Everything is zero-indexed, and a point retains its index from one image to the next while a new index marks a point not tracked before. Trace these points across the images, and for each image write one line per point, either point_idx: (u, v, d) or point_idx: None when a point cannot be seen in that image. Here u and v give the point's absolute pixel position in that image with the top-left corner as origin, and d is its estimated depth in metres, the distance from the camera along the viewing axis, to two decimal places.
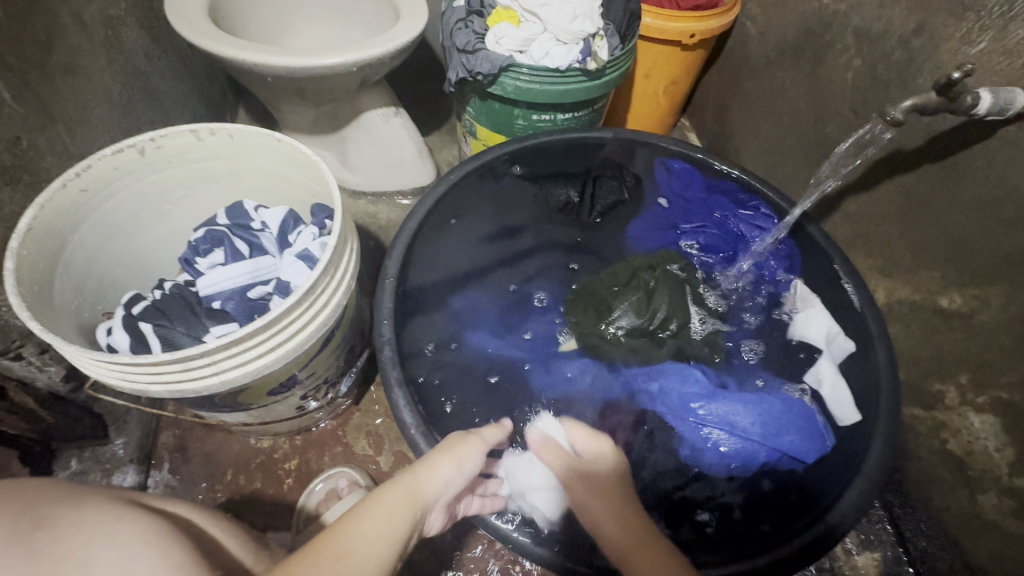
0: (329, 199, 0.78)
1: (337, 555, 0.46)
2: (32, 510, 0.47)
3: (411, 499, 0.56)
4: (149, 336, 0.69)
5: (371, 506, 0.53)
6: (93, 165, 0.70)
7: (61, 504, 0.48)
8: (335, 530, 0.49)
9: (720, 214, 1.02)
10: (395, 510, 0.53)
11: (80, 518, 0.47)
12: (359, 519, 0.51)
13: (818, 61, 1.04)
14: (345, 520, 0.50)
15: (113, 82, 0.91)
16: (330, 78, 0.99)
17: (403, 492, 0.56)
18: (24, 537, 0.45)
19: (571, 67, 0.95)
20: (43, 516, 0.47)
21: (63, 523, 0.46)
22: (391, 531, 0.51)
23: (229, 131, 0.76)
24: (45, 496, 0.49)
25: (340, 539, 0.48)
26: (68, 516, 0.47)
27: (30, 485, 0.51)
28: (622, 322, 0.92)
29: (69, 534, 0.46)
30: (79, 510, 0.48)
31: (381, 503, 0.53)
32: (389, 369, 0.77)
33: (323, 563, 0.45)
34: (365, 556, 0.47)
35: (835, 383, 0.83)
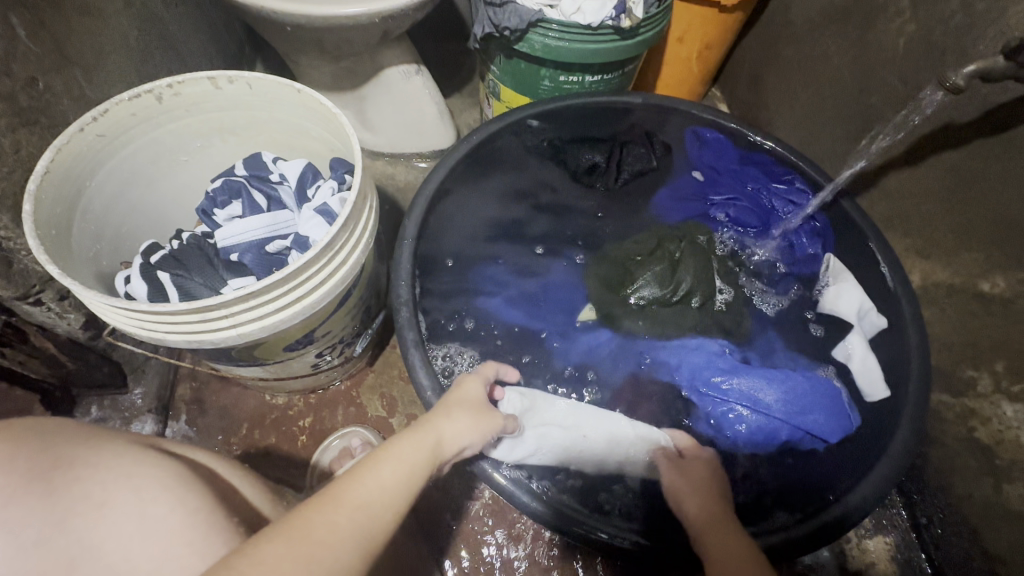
0: (349, 154, 0.75)
1: (357, 504, 0.44)
2: (50, 449, 0.47)
3: (430, 446, 0.53)
4: (167, 286, 0.69)
5: (389, 452, 0.50)
6: (111, 109, 0.68)
7: (79, 445, 0.48)
8: (350, 476, 0.46)
9: (751, 187, 0.99)
10: (415, 455, 0.51)
11: (97, 460, 0.47)
12: (378, 464, 0.48)
13: (867, 26, 0.97)
14: (362, 466, 0.48)
15: (129, 26, 0.88)
16: (352, 30, 0.96)
17: (423, 440, 0.53)
18: (41, 476, 0.45)
19: (604, 24, 0.90)
20: (61, 455, 0.47)
21: (82, 464, 0.47)
22: (410, 477, 0.49)
23: (248, 80, 0.74)
24: (59, 436, 0.49)
25: (354, 483, 0.46)
26: (85, 457, 0.47)
27: (46, 424, 0.50)
28: (644, 293, 0.89)
29: (87, 475, 0.46)
30: (97, 450, 0.48)
31: (400, 446, 0.51)
32: (406, 331, 0.76)
33: (340, 513, 0.43)
34: (383, 503, 0.46)
35: (866, 358, 0.81)
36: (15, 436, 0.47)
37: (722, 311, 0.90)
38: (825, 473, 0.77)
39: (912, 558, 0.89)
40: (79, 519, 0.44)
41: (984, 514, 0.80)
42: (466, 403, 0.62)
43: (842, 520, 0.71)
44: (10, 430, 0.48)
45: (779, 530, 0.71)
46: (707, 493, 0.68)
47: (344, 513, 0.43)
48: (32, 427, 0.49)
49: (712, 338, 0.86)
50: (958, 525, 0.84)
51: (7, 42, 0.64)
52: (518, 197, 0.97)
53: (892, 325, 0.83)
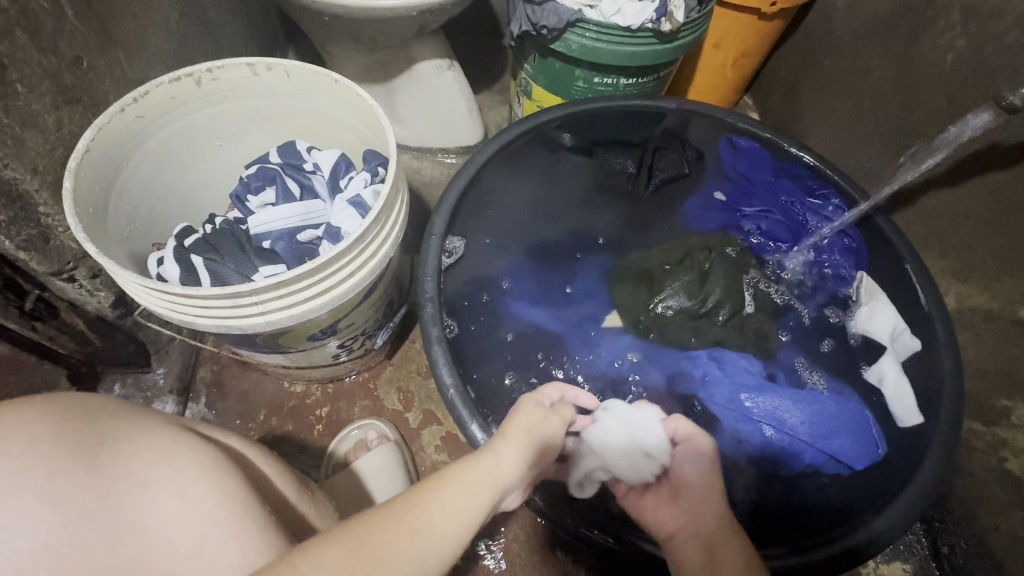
0: (383, 147, 0.75)
1: (416, 529, 0.44)
2: (95, 424, 0.47)
3: (496, 469, 0.54)
4: (199, 269, 0.68)
5: (453, 478, 0.50)
6: (150, 91, 0.68)
7: (124, 422, 0.48)
8: (414, 498, 0.47)
9: (786, 200, 0.97)
10: (478, 482, 0.52)
11: (140, 438, 0.47)
12: (441, 490, 0.49)
13: (912, 40, 0.95)
14: (426, 487, 0.48)
15: (171, 10, 0.89)
16: (389, 22, 0.96)
17: (488, 470, 0.53)
18: (88, 452, 0.45)
19: (643, 27, 0.89)
20: (106, 432, 0.47)
21: (126, 441, 0.47)
22: (474, 502, 0.50)
23: (286, 68, 0.74)
24: (102, 409, 0.49)
25: (412, 505, 0.46)
26: (128, 434, 0.47)
27: (85, 397, 0.50)
28: (670, 302, 0.88)
29: (132, 454, 0.46)
30: (138, 429, 0.48)
31: (468, 473, 0.52)
32: (430, 327, 0.75)
33: (403, 536, 0.43)
34: (443, 530, 0.45)
35: (899, 384, 0.80)
36: (57, 406, 0.47)
37: (748, 324, 0.88)
38: (843, 498, 0.75)
39: None
40: (123, 496, 0.44)
41: (1010, 548, 0.78)
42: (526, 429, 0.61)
43: (865, 546, 0.70)
44: (61, 400, 0.48)
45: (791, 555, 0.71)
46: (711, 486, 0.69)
47: (402, 533, 0.43)
48: (76, 399, 0.49)
49: (742, 355, 0.84)
50: (981, 557, 0.81)
51: (55, 21, 0.64)
52: (546, 198, 0.96)
53: (924, 348, 0.81)
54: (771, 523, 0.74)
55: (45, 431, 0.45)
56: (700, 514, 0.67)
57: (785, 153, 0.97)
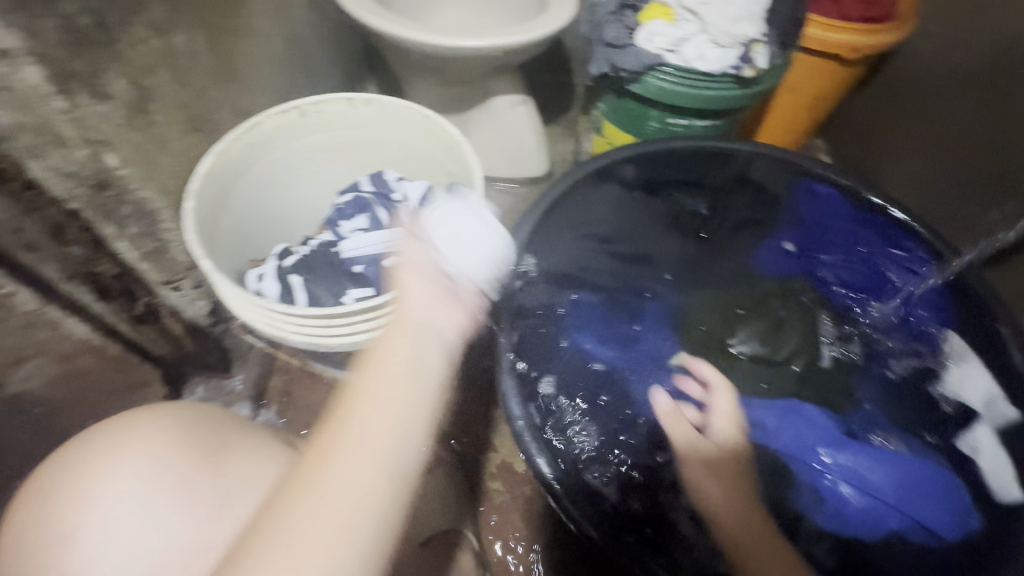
0: (465, 179, 0.80)
1: (352, 427, 0.43)
2: (215, 433, 0.56)
3: (399, 333, 0.50)
4: (296, 289, 0.73)
5: (364, 376, 0.46)
6: (262, 121, 0.76)
7: (235, 431, 0.58)
8: (346, 394, 0.45)
9: (864, 250, 0.91)
10: (376, 359, 0.47)
11: (247, 445, 0.57)
12: (348, 405, 0.44)
13: (1009, 92, 0.92)
14: (347, 393, 0.45)
15: (280, 46, 0.98)
16: (473, 60, 1.01)
17: (392, 330, 0.51)
18: (214, 455, 0.53)
19: (724, 74, 0.90)
20: (224, 439, 0.56)
21: (240, 451, 0.55)
22: (393, 384, 0.46)
23: (382, 103, 0.82)
24: (217, 423, 0.58)
25: (353, 407, 0.44)
26: (240, 442, 0.57)
27: (202, 412, 0.58)
28: (744, 347, 0.90)
29: (246, 457, 0.55)
30: (245, 436, 0.58)
31: (369, 374, 0.46)
32: (501, 357, 0.76)
33: (343, 435, 0.42)
34: (377, 426, 0.43)
35: (998, 456, 0.75)
36: (179, 418, 0.55)
37: (823, 377, 0.87)
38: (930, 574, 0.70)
39: None
40: (237, 501, 0.52)
41: None
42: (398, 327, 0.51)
43: None
44: (183, 414, 0.56)
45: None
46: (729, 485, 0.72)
47: (320, 470, 0.41)
48: (194, 413, 0.57)
49: (818, 408, 0.83)
50: None
51: (191, 58, 0.72)
52: (618, 237, 0.97)
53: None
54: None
55: (175, 439, 0.53)
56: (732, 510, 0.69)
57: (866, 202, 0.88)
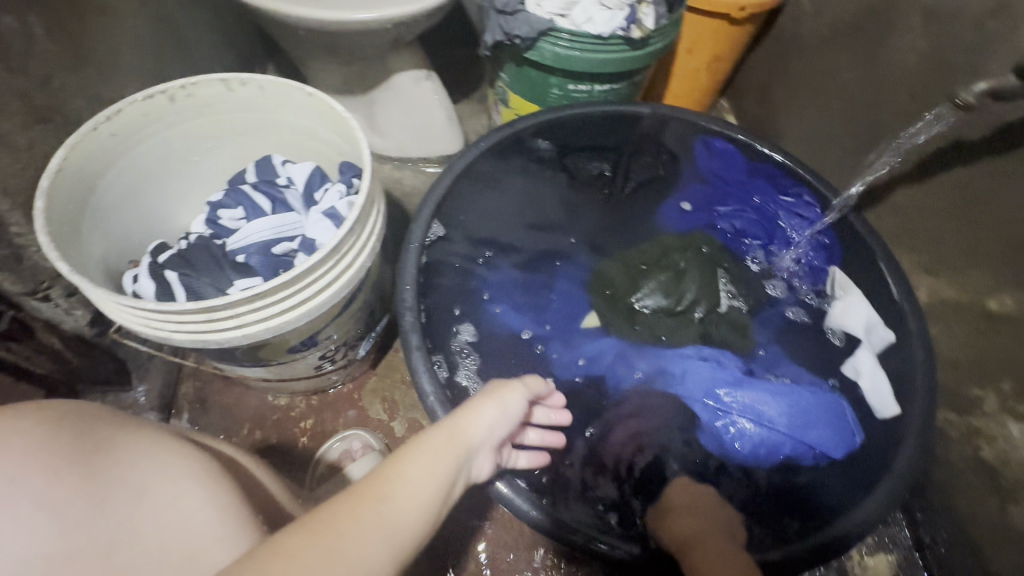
0: (357, 158, 0.76)
1: (380, 496, 0.44)
2: (93, 433, 0.51)
3: (449, 449, 0.52)
4: (173, 285, 0.68)
5: (415, 446, 0.50)
6: (124, 109, 0.69)
7: (122, 432, 0.53)
8: (382, 471, 0.46)
9: (758, 200, 0.99)
10: (435, 456, 0.50)
11: (131, 447, 0.51)
12: (405, 458, 0.48)
13: (878, 42, 0.97)
14: (390, 462, 0.48)
15: (145, 27, 0.90)
16: (363, 35, 0.97)
17: (445, 432, 0.53)
18: (86, 458, 0.49)
19: (614, 35, 0.91)
20: (102, 441, 0.51)
21: (123, 451, 0.51)
22: (436, 463, 0.49)
23: (260, 82, 0.75)
24: (100, 420, 0.53)
25: (404, 463, 0.47)
26: (126, 443, 0.52)
27: (83, 407, 0.54)
28: (647, 301, 0.92)
29: (126, 461, 0.50)
30: (134, 436, 0.53)
31: (422, 445, 0.51)
32: (409, 336, 0.75)
33: (368, 505, 0.43)
34: (408, 502, 0.44)
35: (874, 375, 0.82)
36: (55, 415, 0.50)
37: (725, 321, 0.91)
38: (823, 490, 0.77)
39: None
40: (116, 504, 0.48)
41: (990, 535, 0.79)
42: (483, 394, 0.61)
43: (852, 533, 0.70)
44: (60, 409, 0.52)
45: (791, 543, 0.71)
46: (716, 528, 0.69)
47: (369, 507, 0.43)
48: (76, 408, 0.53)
49: (719, 351, 0.87)
50: (962, 546, 0.83)
51: (23, 43, 0.65)
52: (526, 207, 0.98)
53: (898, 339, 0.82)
54: (762, 505, 0.76)
55: (46, 439, 0.48)
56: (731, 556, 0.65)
57: (756, 153, 0.96)
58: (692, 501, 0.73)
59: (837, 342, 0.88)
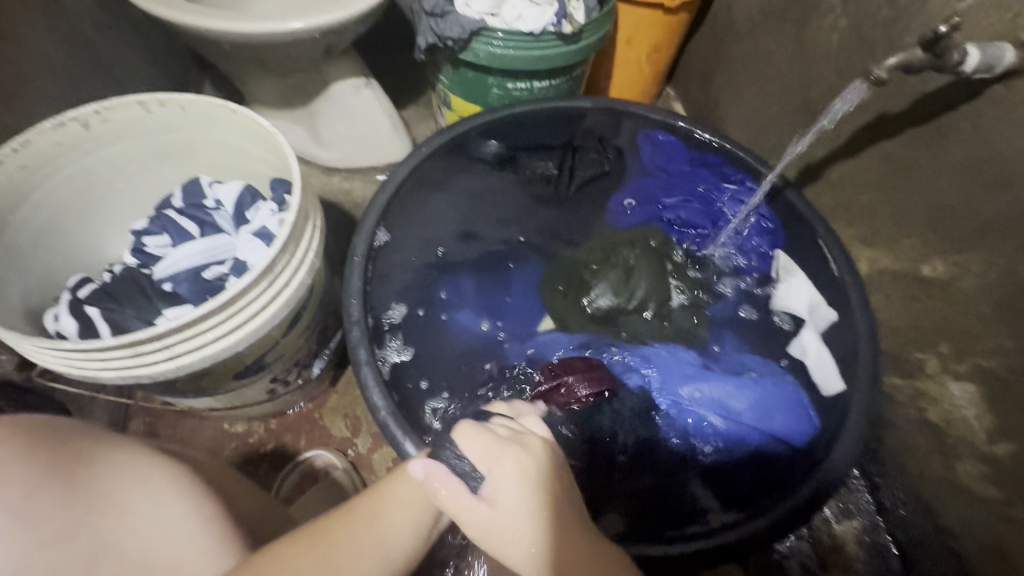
0: (289, 173, 0.74)
1: (491, 536, 0.49)
2: (70, 447, 0.51)
3: (420, 500, 0.55)
4: (98, 321, 0.65)
5: (386, 501, 0.55)
6: (31, 139, 0.65)
7: (98, 443, 0.53)
8: (366, 529, 0.52)
9: (703, 189, 1.00)
10: (409, 512, 0.55)
11: (115, 459, 0.52)
12: (380, 518, 0.54)
13: (803, 22, 0.99)
14: (375, 516, 0.53)
15: (57, 52, 0.85)
16: (292, 45, 0.94)
17: (414, 487, 0.55)
18: (64, 470, 0.49)
19: (545, 31, 0.91)
20: (81, 453, 0.51)
21: (103, 465, 0.51)
22: (415, 513, 0.55)
23: (179, 102, 0.72)
24: (75, 434, 0.53)
25: (390, 513, 0.54)
26: (104, 455, 0.52)
27: (61, 425, 0.54)
28: (601, 301, 0.91)
29: (106, 472, 0.50)
30: (113, 449, 0.53)
31: (397, 496, 0.55)
32: (358, 350, 0.74)
33: (523, 548, 0.48)
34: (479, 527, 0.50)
35: (819, 352, 0.83)
36: (28, 433, 0.50)
37: (676, 314, 0.92)
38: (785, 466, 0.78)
39: (878, 540, 0.90)
40: (101, 517, 0.48)
41: (941, 493, 0.82)
42: (453, 440, 0.61)
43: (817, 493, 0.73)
44: (28, 424, 0.52)
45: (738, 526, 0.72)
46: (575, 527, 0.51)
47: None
48: (58, 427, 0.53)
49: (678, 347, 0.87)
50: (917, 505, 0.86)
51: None
52: (475, 211, 0.98)
53: (840, 317, 0.84)
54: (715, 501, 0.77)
55: (19, 456, 0.48)
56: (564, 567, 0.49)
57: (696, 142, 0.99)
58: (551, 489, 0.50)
59: (787, 325, 0.89)
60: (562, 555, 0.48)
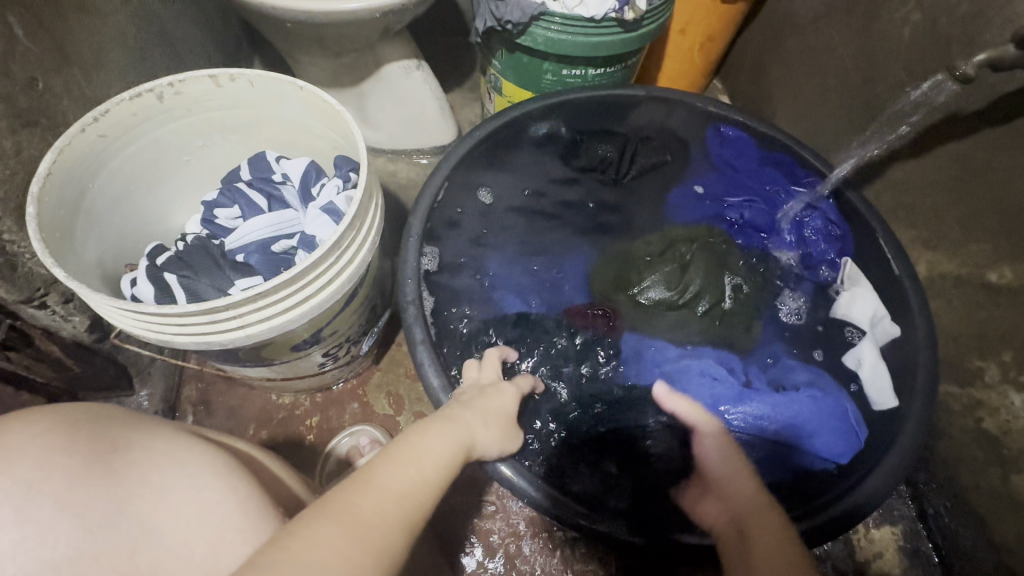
0: (353, 151, 0.75)
1: (392, 482, 0.47)
2: (108, 434, 0.49)
3: (447, 438, 0.58)
4: (172, 287, 0.68)
5: (414, 440, 0.55)
6: (112, 109, 0.67)
7: (133, 430, 0.51)
8: (389, 456, 0.51)
9: (771, 188, 0.99)
10: (444, 442, 0.56)
11: (151, 446, 0.50)
12: (409, 450, 0.53)
13: (872, 15, 0.96)
14: (395, 450, 0.52)
15: (128, 25, 0.87)
16: (352, 24, 0.94)
17: (449, 433, 0.59)
18: (103, 458, 0.47)
19: (607, 17, 0.89)
20: (118, 440, 0.49)
21: (138, 448, 0.49)
22: (439, 451, 0.55)
23: (249, 78, 0.73)
24: (113, 422, 0.51)
25: (409, 450, 0.53)
26: (141, 442, 0.50)
27: (92, 409, 0.52)
28: (651, 293, 0.92)
29: (143, 458, 0.48)
30: (151, 436, 0.51)
31: (420, 436, 0.55)
32: (413, 329, 0.76)
33: (377, 484, 0.46)
34: (416, 475, 0.50)
35: (876, 366, 0.82)
36: (62, 419, 0.48)
37: (728, 315, 0.91)
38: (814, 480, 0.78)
39: (919, 548, 0.90)
40: (139, 502, 0.46)
41: (990, 504, 0.81)
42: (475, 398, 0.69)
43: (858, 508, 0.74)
44: (65, 414, 0.49)
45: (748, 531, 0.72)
46: (741, 473, 0.71)
47: (377, 483, 0.46)
48: (84, 410, 0.51)
49: (722, 357, 0.87)
50: (965, 515, 0.85)
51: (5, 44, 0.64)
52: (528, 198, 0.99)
53: (904, 335, 0.83)
54: None
55: (61, 438, 0.47)
56: (733, 497, 0.69)
57: (766, 139, 0.98)
58: (726, 446, 0.75)
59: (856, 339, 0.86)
60: (743, 499, 0.68)
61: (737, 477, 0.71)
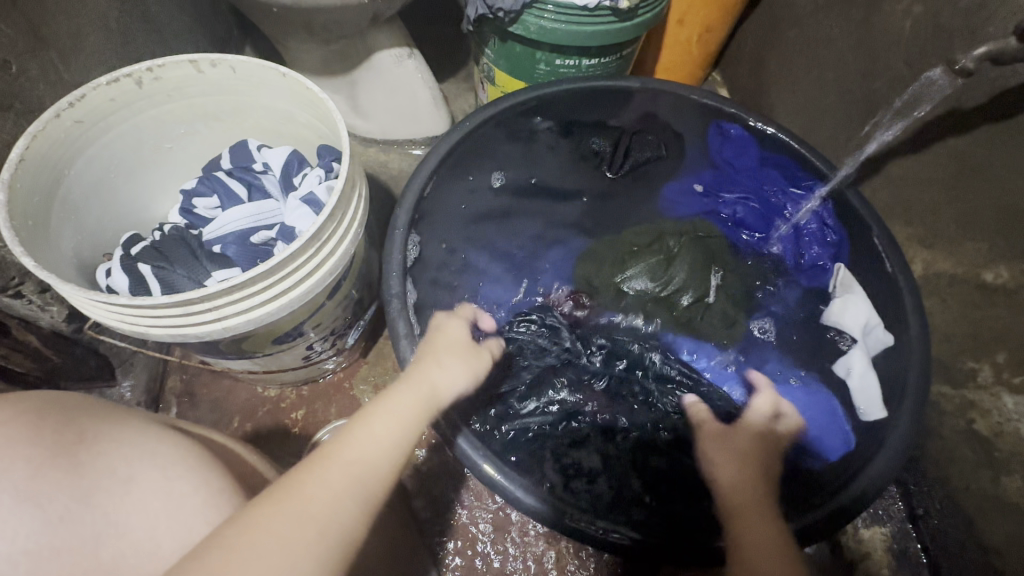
0: (337, 140, 0.73)
1: (351, 453, 0.51)
2: (74, 423, 0.48)
3: (413, 402, 0.60)
4: (148, 277, 0.67)
5: (383, 407, 0.58)
6: (88, 94, 0.65)
7: (102, 420, 0.49)
8: (353, 427, 0.54)
9: (769, 189, 0.97)
10: (403, 416, 0.58)
11: (119, 436, 0.48)
12: (372, 420, 0.55)
13: (872, 8, 0.94)
14: (361, 421, 0.55)
15: (109, 8, 0.85)
16: (341, 11, 0.92)
17: (419, 391, 0.62)
18: (67, 450, 0.45)
19: (601, 6, 0.87)
20: (85, 430, 0.47)
21: (105, 440, 0.47)
22: (403, 422, 0.57)
23: (231, 63, 0.71)
24: (82, 411, 0.50)
25: (373, 422, 0.55)
26: (109, 432, 0.48)
27: (64, 397, 0.51)
28: (634, 283, 0.95)
29: (110, 450, 0.47)
30: (121, 426, 0.49)
31: (388, 404, 0.58)
32: (397, 321, 0.74)
33: (334, 461, 0.49)
34: (374, 447, 0.52)
35: (865, 375, 0.81)
36: (24, 410, 0.47)
37: (712, 310, 0.94)
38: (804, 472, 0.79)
39: (908, 549, 0.88)
40: (103, 495, 0.45)
41: (980, 505, 0.80)
42: (440, 353, 0.71)
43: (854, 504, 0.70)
44: (31, 404, 0.48)
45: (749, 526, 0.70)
46: (741, 465, 0.74)
47: (334, 458, 0.50)
48: (55, 397, 0.51)
49: (708, 348, 0.91)
50: (954, 516, 0.84)
51: None
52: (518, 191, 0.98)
53: (897, 343, 0.80)
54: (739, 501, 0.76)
55: (23, 430, 0.45)
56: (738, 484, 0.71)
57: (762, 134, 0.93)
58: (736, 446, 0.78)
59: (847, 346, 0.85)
60: (735, 490, 0.71)
61: (735, 467, 0.74)
